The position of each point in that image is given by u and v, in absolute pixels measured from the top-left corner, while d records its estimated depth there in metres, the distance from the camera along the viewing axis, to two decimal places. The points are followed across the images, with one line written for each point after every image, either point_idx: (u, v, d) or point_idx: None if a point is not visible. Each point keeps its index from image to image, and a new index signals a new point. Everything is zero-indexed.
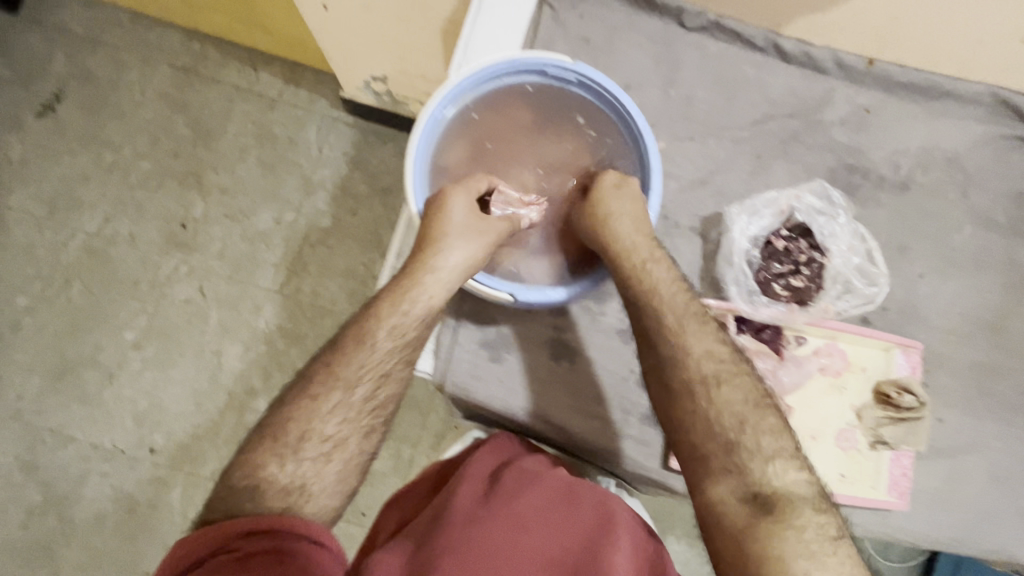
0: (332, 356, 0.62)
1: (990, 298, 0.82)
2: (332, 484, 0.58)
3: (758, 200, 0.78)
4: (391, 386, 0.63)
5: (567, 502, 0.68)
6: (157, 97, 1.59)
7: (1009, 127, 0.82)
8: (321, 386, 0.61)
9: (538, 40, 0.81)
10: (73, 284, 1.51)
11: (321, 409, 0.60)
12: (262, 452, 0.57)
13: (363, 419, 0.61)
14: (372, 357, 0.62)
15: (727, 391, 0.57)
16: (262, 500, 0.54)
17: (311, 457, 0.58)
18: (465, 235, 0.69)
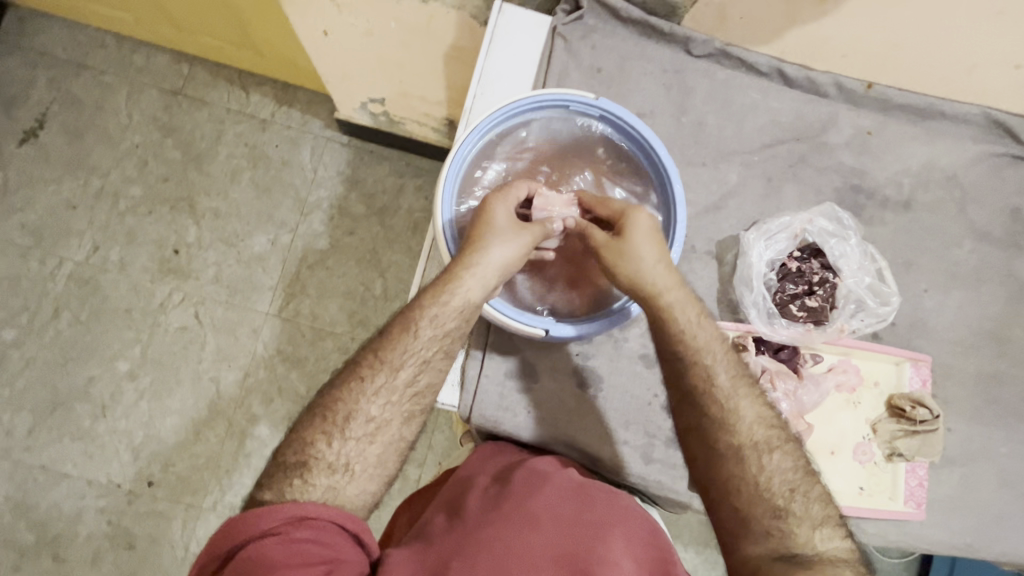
0: (379, 342, 0.64)
1: (991, 309, 0.86)
2: (373, 465, 0.61)
3: (773, 225, 0.81)
4: (432, 373, 0.65)
5: (576, 498, 0.66)
6: (145, 119, 1.52)
7: (1003, 146, 0.86)
8: (368, 368, 0.63)
9: (552, 70, 0.83)
10: (62, 314, 1.43)
11: (366, 392, 0.62)
12: (311, 431, 0.60)
13: (405, 404, 0.63)
14: (415, 342, 0.63)
15: (778, 459, 0.60)
16: (309, 480, 0.57)
17: (357, 438, 0.60)
18: (505, 235, 0.67)
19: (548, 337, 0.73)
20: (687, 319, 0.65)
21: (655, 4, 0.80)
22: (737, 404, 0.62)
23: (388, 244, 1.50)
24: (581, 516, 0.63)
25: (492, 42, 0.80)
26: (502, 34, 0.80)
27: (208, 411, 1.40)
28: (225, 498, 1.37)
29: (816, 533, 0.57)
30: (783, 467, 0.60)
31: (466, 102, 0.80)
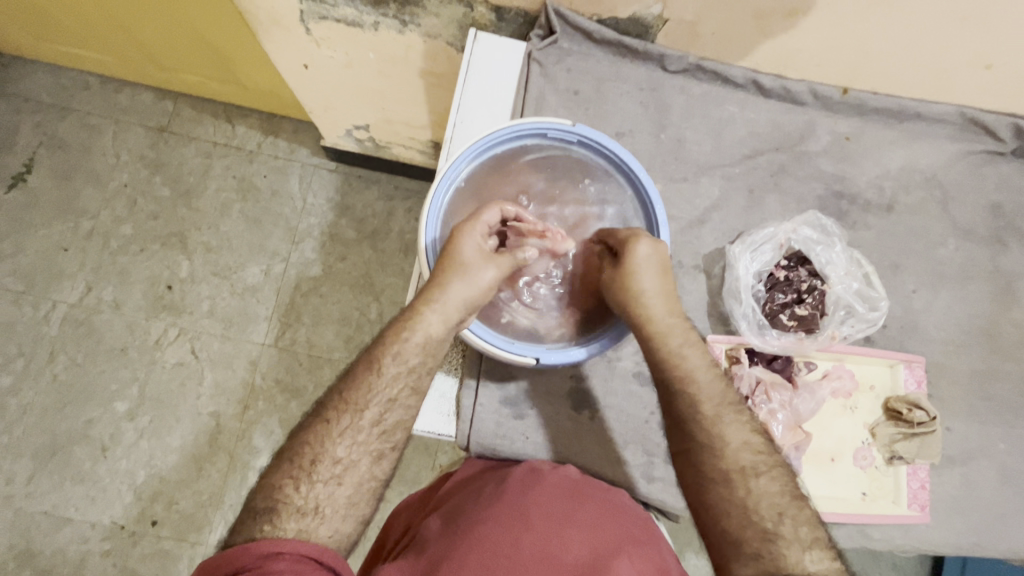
0: (344, 384, 0.64)
1: (980, 306, 0.86)
2: (344, 506, 0.60)
3: (758, 236, 0.81)
4: (398, 411, 0.64)
5: (565, 501, 0.67)
6: (132, 157, 1.52)
7: (981, 143, 0.86)
8: (331, 411, 0.63)
9: (530, 95, 0.84)
10: (58, 357, 1.42)
11: (332, 434, 0.62)
12: (280, 476, 0.60)
13: (373, 443, 0.63)
14: (378, 381, 0.63)
15: (764, 484, 0.60)
16: (278, 525, 0.56)
17: (325, 480, 0.60)
18: (470, 268, 0.67)
19: (540, 365, 0.73)
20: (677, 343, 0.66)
21: (627, 24, 0.80)
22: (716, 420, 0.63)
23: (381, 267, 1.50)
24: (571, 518, 0.65)
25: (468, 72, 0.82)
26: (477, 63, 0.82)
27: (209, 446, 1.40)
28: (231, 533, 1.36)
29: (806, 553, 0.56)
30: (771, 491, 0.60)
31: (446, 132, 0.82)
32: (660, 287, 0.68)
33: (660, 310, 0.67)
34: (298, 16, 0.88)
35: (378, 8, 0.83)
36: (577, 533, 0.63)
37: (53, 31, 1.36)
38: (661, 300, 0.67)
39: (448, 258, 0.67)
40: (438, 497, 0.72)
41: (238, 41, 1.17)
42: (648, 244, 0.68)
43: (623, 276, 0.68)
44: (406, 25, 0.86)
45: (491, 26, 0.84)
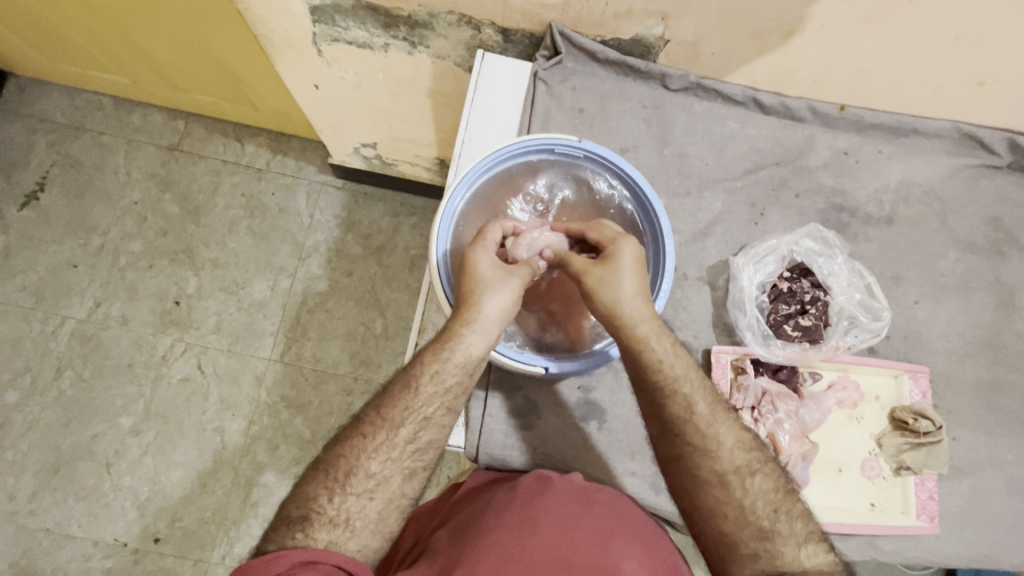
0: (381, 400, 0.65)
1: (982, 317, 0.87)
2: (374, 522, 0.61)
3: (761, 249, 0.83)
4: (433, 430, 0.65)
5: (583, 505, 0.67)
6: (144, 175, 1.55)
7: (977, 157, 0.88)
8: (369, 425, 0.64)
9: (536, 111, 0.86)
10: (65, 373, 1.43)
11: (367, 447, 0.62)
12: (314, 486, 0.61)
13: (406, 460, 0.63)
14: (415, 399, 0.64)
15: (759, 482, 0.64)
16: (311, 534, 0.57)
17: (357, 493, 0.61)
18: (495, 282, 0.67)
19: (549, 373, 0.74)
20: (664, 351, 0.64)
21: (629, 44, 0.82)
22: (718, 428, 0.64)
23: (386, 282, 1.52)
24: (586, 522, 0.65)
25: (477, 90, 0.86)
26: (485, 82, 0.85)
27: (214, 462, 1.40)
28: (233, 551, 1.35)
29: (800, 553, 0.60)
30: (765, 489, 0.64)
31: (454, 149, 0.84)
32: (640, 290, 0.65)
33: (642, 311, 0.64)
34: (312, 38, 0.91)
35: (389, 31, 0.87)
36: (591, 536, 0.63)
37: (70, 54, 1.40)
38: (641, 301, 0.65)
39: (471, 275, 0.67)
40: (446, 509, 0.72)
41: (250, 62, 1.21)
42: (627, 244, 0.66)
43: (608, 272, 0.65)
44: (416, 46, 0.89)
45: (498, 47, 0.87)
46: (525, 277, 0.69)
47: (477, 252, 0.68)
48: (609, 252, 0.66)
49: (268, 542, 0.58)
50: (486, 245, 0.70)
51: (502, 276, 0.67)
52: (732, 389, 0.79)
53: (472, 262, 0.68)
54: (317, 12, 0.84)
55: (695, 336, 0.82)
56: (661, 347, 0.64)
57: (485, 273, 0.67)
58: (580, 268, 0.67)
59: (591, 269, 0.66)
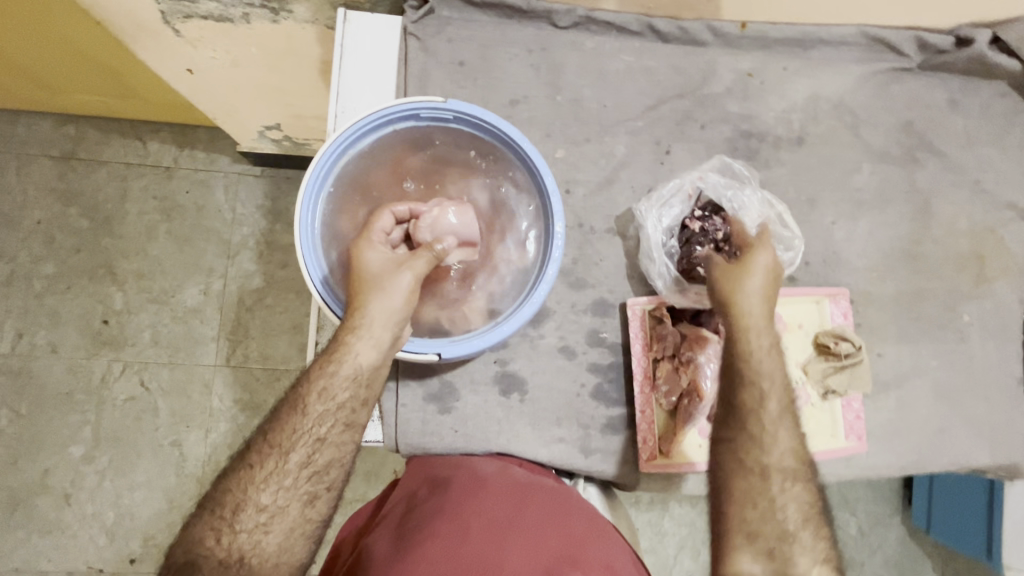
0: (269, 425, 0.62)
1: (902, 227, 0.85)
2: (273, 556, 0.58)
3: (666, 190, 0.78)
4: (330, 450, 0.61)
5: (509, 498, 0.66)
6: (41, 191, 1.43)
7: (886, 60, 0.84)
8: (256, 455, 0.60)
9: (411, 73, 0.78)
10: (1, 412, 1.36)
11: (257, 478, 0.59)
12: (201, 528, 0.58)
13: (303, 486, 0.60)
14: (304, 421, 0.61)
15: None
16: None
17: (249, 529, 0.58)
18: (384, 280, 0.63)
19: (444, 360, 0.69)
20: (768, 352, 0.66)
21: None
22: None
23: None
24: (512, 516, 0.63)
25: (343, 57, 0.76)
26: (349, 45, 0.75)
27: (176, 476, 1.36)
28: None
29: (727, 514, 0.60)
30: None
31: (327, 124, 0.77)
32: (764, 291, 0.68)
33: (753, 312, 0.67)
34: (161, 18, 0.81)
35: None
36: (518, 539, 0.60)
37: None
38: (764, 303, 0.68)
39: (359, 273, 0.64)
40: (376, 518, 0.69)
41: (118, 54, 1.08)
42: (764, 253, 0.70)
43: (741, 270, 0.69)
44: (278, 13, 0.82)
45: (367, 5, 0.77)
46: (419, 267, 0.64)
47: (365, 244, 0.65)
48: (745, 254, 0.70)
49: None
50: (374, 236, 0.66)
51: (393, 269, 0.63)
52: (651, 340, 0.77)
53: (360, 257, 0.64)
54: None
55: (610, 291, 0.79)
56: (762, 347, 0.66)
57: (367, 271, 0.64)
58: (711, 260, 0.71)
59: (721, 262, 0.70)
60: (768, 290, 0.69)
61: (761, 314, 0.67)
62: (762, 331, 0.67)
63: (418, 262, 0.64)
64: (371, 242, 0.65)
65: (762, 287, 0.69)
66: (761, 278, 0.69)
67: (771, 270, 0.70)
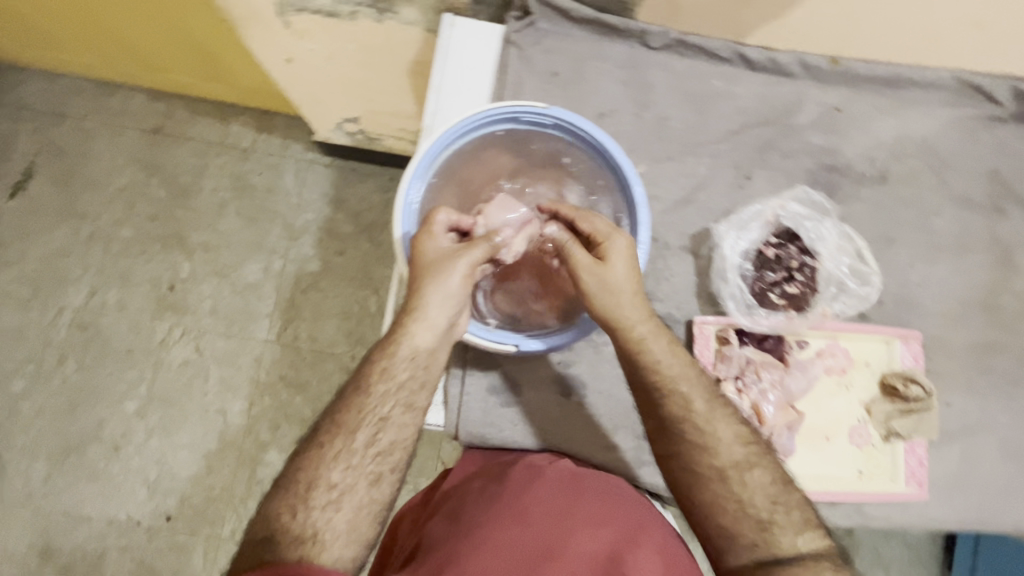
0: (337, 407, 0.65)
1: (979, 277, 0.84)
2: (345, 532, 0.60)
3: (744, 215, 0.80)
4: (392, 430, 0.64)
5: (567, 494, 0.67)
6: (129, 159, 1.52)
7: (979, 107, 0.83)
8: (325, 435, 0.63)
9: (507, 79, 0.82)
10: (67, 361, 1.44)
11: (325, 457, 0.62)
12: (276, 504, 0.60)
13: (369, 465, 0.62)
14: (368, 401, 0.64)
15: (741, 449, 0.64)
16: (277, 554, 0.56)
17: (321, 505, 0.60)
18: (443, 265, 0.65)
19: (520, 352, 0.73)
20: (662, 351, 0.65)
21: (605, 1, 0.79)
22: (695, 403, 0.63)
23: (378, 260, 1.50)
24: (571, 511, 0.65)
25: (445, 59, 0.80)
26: (453, 48, 0.79)
27: (218, 442, 1.42)
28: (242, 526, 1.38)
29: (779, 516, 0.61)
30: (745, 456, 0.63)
31: (423, 120, 0.81)
32: (631, 285, 0.65)
33: (638, 312, 0.65)
34: (276, 10, 0.86)
35: None
36: (579, 528, 0.63)
37: (40, 36, 1.35)
38: (633, 298, 0.65)
39: (419, 261, 0.66)
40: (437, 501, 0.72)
41: (227, 40, 1.16)
42: (619, 242, 0.66)
43: (602, 272, 0.65)
44: (383, 12, 0.85)
45: (468, 11, 0.80)
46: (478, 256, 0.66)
47: (426, 235, 0.66)
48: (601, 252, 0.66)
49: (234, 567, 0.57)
50: (435, 227, 0.67)
51: (454, 258, 0.65)
52: (716, 360, 0.78)
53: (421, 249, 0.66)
54: None
55: (677, 307, 0.80)
56: (657, 347, 0.65)
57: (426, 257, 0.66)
58: (575, 264, 0.66)
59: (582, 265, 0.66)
60: (634, 273, 0.66)
61: (639, 308, 0.65)
62: (639, 311, 0.65)
63: (476, 251, 0.66)
64: (433, 232, 0.67)
65: (627, 272, 0.65)
66: (621, 264, 0.65)
67: (629, 253, 0.66)
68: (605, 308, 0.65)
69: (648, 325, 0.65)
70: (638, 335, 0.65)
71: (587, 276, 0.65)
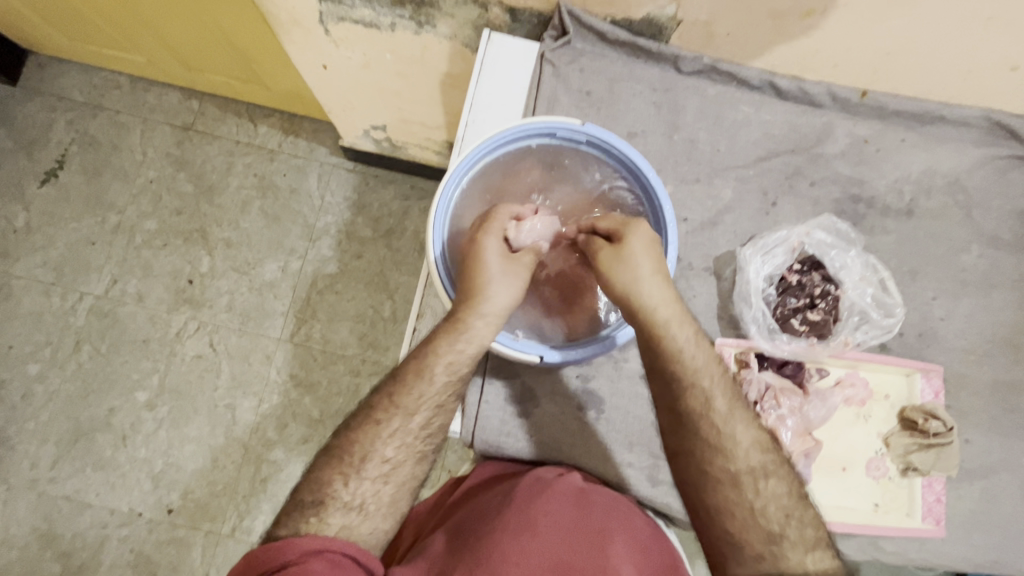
0: (393, 388, 0.64)
1: (1004, 315, 0.83)
2: (386, 505, 0.63)
3: (771, 239, 0.80)
4: (444, 416, 0.66)
5: (583, 495, 0.68)
6: (159, 154, 1.55)
7: (1007, 147, 0.84)
8: (381, 412, 0.64)
9: (542, 94, 0.83)
10: (83, 348, 1.46)
11: (382, 434, 0.63)
12: (329, 470, 0.62)
13: (419, 445, 0.64)
14: (430, 387, 0.64)
15: (772, 485, 0.62)
16: (324, 519, 0.60)
17: (372, 478, 0.62)
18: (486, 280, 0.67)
19: (543, 363, 0.73)
20: (686, 339, 0.64)
21: (640, 25, 0.80)
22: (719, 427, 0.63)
23: (395, 266, 1.51)
24: (586, 514, 0.66)
25: (481, 73, 0.83)
26: (491, 64, 0.83)
27: (225, 437, 1.42)
28: (243, 524, 1.38)
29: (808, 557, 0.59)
30: (777, 493, 0.62)
31: (458, 131, 0.82)
32: (657, 271, 0.66)
33: (663, 295, 0.65)
34: (318, 17, 0.88)
35: (396, 9, 0.83)
36: (584, 540, 0.63)
37: (85, 33, 1.40)
38: (660, 283, 0.65)
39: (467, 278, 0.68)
40: (448, 508, 0.72)
41: (265, 44, 1.18)
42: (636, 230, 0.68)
43: (624, 262, 0.66)
44: (423, 26, 0.86)
45: (506, 27, 0.84)
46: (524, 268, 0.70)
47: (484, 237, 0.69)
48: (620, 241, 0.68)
49: (284, 521, 0.60)
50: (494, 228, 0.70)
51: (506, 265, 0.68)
52: (735, 383, 0.78)
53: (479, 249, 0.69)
54: None
55: (698, 328, 0.80)
56: (682, 336, 0.65)
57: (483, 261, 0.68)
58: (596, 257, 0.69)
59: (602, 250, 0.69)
60: (656, 262, 0.66)
61: (667, 294, 0.65)
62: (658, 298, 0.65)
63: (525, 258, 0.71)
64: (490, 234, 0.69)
65: (648, 262, 0.66)
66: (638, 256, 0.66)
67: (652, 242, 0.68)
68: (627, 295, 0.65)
69: (675, 311, 0.65)
70: (661, 321, 0.64)
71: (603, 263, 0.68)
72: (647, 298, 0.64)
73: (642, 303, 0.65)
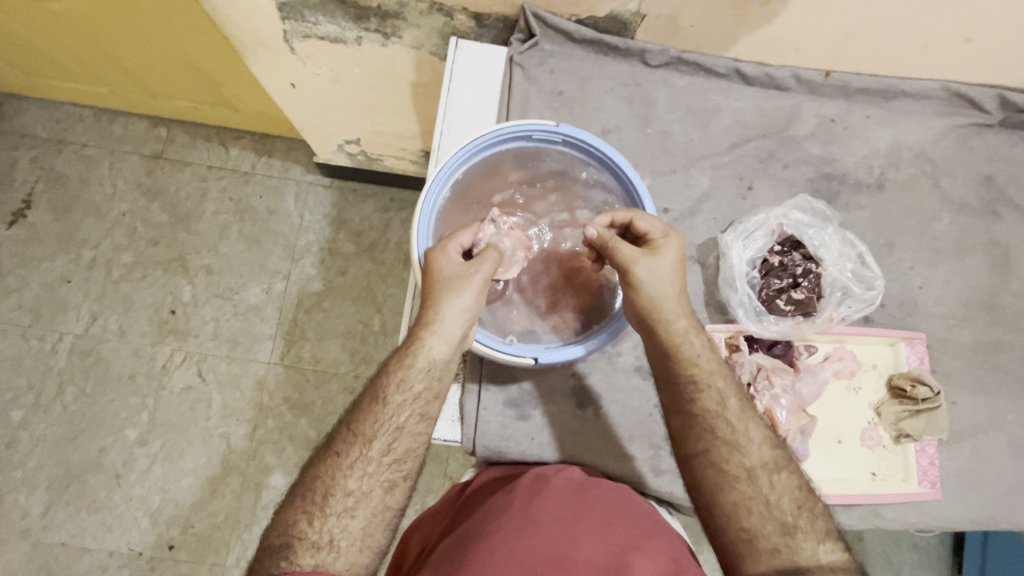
0: (352, 417, 0.65)
1: (978, 278, 0.86)
2: (359, 539, 0.61)
3: (750, 224, 0.82)
4: (407, 439, 0.65)
5: (571, 502, 0.68)
6: (130, 185, 1.52)
7: (967, 115, 0.87)
8: (341, 444, 0.64)
9: (514, 98, 0.84)
10: (68, 388, 1.42)
11: (343, 466, 0.62)
12: (293, 511, 0.61)
13: (384, 473, 0.63)
14: (384, 411, 0.64)
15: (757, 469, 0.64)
16: (295, 561, 0.57)
17: (338, 513, 0.61)
18: (459, 281, 0.66)
19: (538, 365, 0.73)
20: (697, 350, 0.66)
21: (605, 22, 0.80)
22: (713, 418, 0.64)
23: (381, 279, 1.50)
24: (577, 519, 0.65)
25: (451, 80, 0.83)
26: (460, 70, 0.83)
27: (222, 467, 1.40)
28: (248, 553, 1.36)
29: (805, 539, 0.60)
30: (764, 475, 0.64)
31: (433, 141, 0.83)
32: (680, 283, 0.66)
33: (679, 309, 0.66)
34: (282, 37, 0.87)
35: (360, 23, 0.83)
36: (583, 537, 0.63)
37: (43, 68, 1.36)
38: (680, 295, 0.66)
39: (432, 277, 0.67)
40: (450, 516, 0.72)
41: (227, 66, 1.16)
42: (674, 241, 0.66)
43: (653, 268, 0.65)
44: (389, 38, 0.86)
45: (472, 34, 0.84)
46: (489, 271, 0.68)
47: (440, 252, 0.68)
48: (653, 248, 0.66)
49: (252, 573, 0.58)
50: (450, 245, 0.69)
51: (470, 274, 0.66)
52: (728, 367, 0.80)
53: (434, 268, 0.67)
54: (284, 9, 0.80)
55: None
56: (695, 346, 0.66)
57: (444, 281, 0.66)
58: (624, 258, 0.66)
59: (636, 260, 0.65)
60: (680, 276, 0.66)
61: (682, 305, 0.66)
62: (680, 308, 0.66)
63: (485, 264, 0.67)
64: (445, 250, 0.68)
65: (675, 274, 0.66)
66: (671, 258, 0.66)
67: (679, 255, 0.67)
68: (650, 302, 0.65)
69: (686, 322, 0.66)
70: (677, 332, 0.66)
71: (636, 266, 0.65)
72: (668, 311, 0.65)
73: (659, 313, 0.65)
